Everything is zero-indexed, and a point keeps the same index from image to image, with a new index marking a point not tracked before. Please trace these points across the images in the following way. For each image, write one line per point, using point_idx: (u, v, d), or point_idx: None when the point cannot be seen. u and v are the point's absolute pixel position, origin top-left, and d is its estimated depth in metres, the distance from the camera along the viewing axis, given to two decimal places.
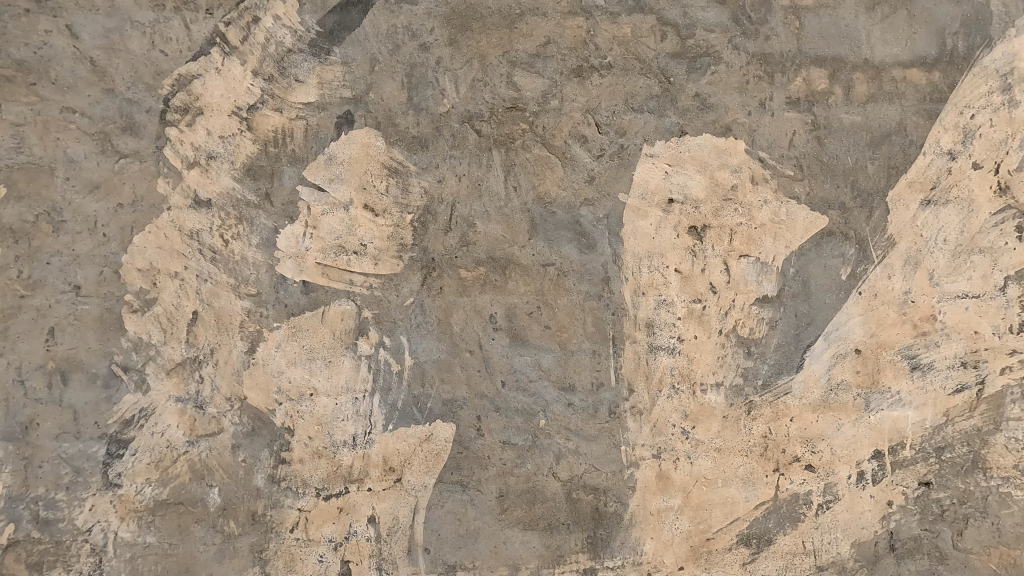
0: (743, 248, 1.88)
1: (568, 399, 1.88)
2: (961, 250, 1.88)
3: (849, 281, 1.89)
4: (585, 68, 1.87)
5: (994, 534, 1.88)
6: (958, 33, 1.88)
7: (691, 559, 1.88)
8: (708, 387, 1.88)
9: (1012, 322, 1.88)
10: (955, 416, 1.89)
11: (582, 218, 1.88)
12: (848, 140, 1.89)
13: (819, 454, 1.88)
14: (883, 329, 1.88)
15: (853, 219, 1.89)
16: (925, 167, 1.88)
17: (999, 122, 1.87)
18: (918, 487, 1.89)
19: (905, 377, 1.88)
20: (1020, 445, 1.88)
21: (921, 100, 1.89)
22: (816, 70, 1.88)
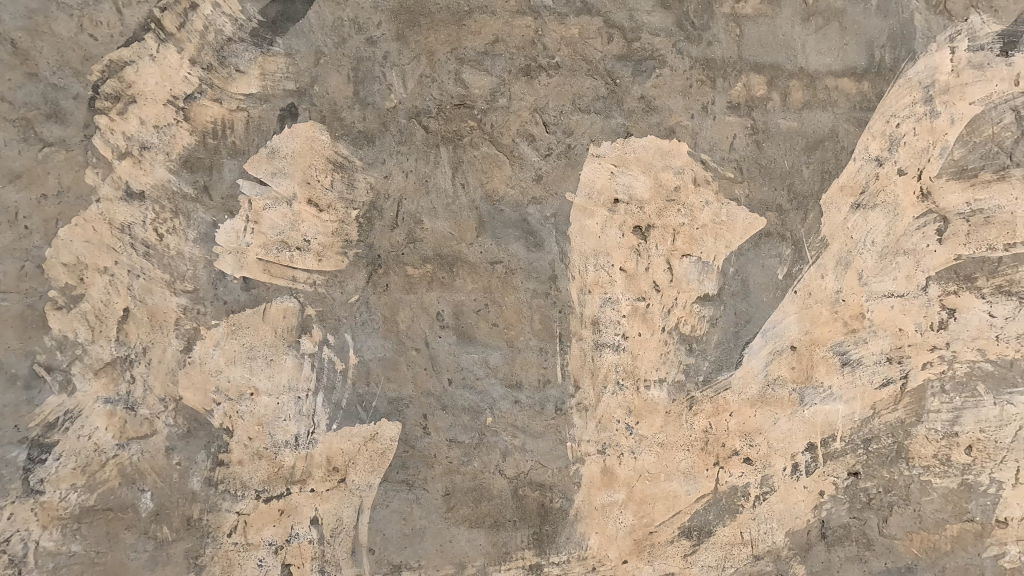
0: (685, 248, 1.93)
1: (515, 396, 1.89)
2: (887, 251, 1.98)
3: (785, 281, 1.97)
4: (533, 67, 1.88)
5: (916, 520, 2.00)
6: (885, 45, 1.98)
7: (635, 552, 1.92)
8: (652, 383, 1.93)
9: (932, 320, 2.00)
10: (882, 409, 1.99)
11: (529, 216, 1.89)
12: (785, 144, 1.96)
13: (756, 448, 1.95)
14: (816, 326, 1.97)
15: (789, 221, 1.97)
16: (855, 172, 1.98)
17: (921, 131, 1.99)
18: (848, 477, 1.99)
19: (837, 372, 1.97)
20: (939, 435, 2.01)
21: (852, 108, 1.98)
22: (755, 76, 1.95)
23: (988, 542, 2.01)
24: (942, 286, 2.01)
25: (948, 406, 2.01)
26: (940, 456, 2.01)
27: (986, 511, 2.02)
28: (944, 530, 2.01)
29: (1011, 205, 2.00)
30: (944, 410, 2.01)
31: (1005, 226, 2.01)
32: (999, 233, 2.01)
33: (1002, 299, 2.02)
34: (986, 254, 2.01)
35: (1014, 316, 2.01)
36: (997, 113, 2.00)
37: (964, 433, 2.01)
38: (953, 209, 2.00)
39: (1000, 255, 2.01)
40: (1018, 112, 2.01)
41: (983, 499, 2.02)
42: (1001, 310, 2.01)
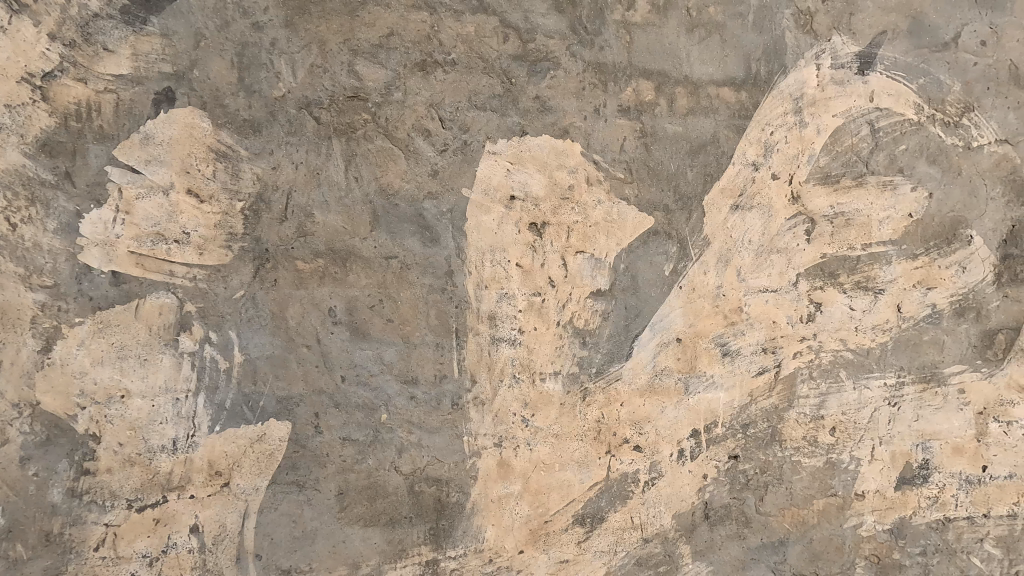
0: (579, 245, 2.01)
1: (411, 392, 1.89)
2: (763, 250, 2.15)
3: (671, 277, 2.09)
4: (429, 63, 1.88)
5: (788, 497, 2.19)
6: (761, 59, 2.14)
7: (531, 542, 1.97)
8: (547, 376, 1.98)
9: (802, 313, 2.19)
10: (758, 395, 2.16)
11: (425, 212, 1.89)
12: (671, 148, 2.08)
13: (645, 435, 2.06)
14: (699, 319, 2.10)
15: (675, 220, 2.09)
16: (734, 176, 2.13)
17: (792, 140, 2.17)
18: (728, 460, 2.14)
19: (717, 362, 2.12)
20: (807, 419, 2.20)
21: (732, 116, 2.12)
22: (643, 82, 2.05)
23: (848, 514, 2.24)
24: (811, 282, 2.20)
25: (815, 391, 2.21)
26: (809, 438, 2.20)
27: (847, 486, 2.24)
28: (811, 505, 2.21)
29: (867, 209, 2.24)
30: (812, 395, 2.20)
31: (862, 228, 2.24)
32: (858, 234, 2.23)
33: (860, 294, 2.24)
34: (847, 253, 2.23)
35: (870, 310, 2.25)
36: (855, 125, 2.23)
37: (828, 415, 2.22)
38: (819, 211, 2.20)
39: (859, 254, 2.24)
40: (872, 125, 2.24)
41: (845, 475, 2.24)
42: (860, 304, 2.24)
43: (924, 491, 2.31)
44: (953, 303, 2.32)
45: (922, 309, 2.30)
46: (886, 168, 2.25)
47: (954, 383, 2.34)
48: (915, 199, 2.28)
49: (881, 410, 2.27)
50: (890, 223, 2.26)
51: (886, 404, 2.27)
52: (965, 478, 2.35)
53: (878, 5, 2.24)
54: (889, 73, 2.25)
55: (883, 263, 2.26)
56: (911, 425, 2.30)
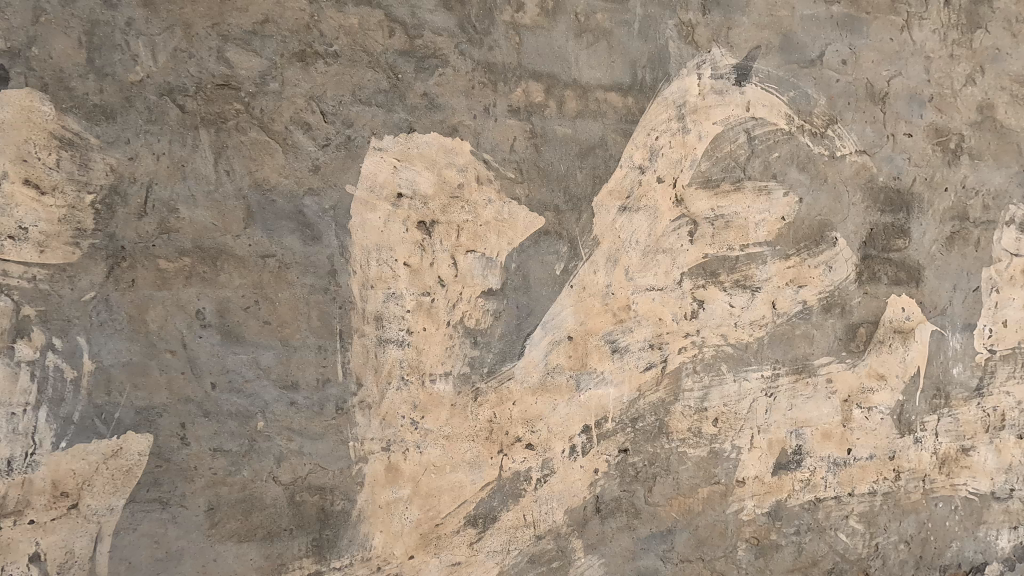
0: (469, 244, 2.00)
1: (290, 398, 1.79)
2: (649, 250, 2.24)
3: (562, 276, 2.12)
4: (309, 53, 1.81)
5: (675, 487, 2.28)
6: (646, 66, 2.23)
7: (421, 547, 1.94)
8: (437, 376, 1.96)
9: (686, 310, 2.30)
10: (646, 390, 2.24)
11: (306, 208, 1.81)
12: (561, 150, 2.12)
13: (537, 433, 2.09)
14: (590, 318, 2.16)
15: (565, 220, 2.12)
16: (622, 178, 2.20)
17: (676, 145, 2.27)
18: (618, 454, 2.20)
19: (607, 358, 2.18)
20: (692, 411, 2.31)
21: (619, 120, 2.19)
22: (533, 84, 2.08)
23: (730, 500, 2.37)
24: (694, 280, 2.32)
25: (698, 384, 2.32)
26: (693, 429, 2.31)
27: (729, 474, 2.37)
28: (696, 493, 2.32)
29: (744, 212, 2.38)
30: (696, 388, 2.32)
31: (740, 229, 2.38)
32: (736, 236, 2.38)
33: (739, 291, 2.39)
34: (726, 253, 2.36)
35: (748, 306, 2.40)
36: (733, 133, 2.37)
37: (711, 407, 2.34)
38: (701, 214, 2.32)
39: (737, 254, 2.38)
40: (749, 133, 2.39)
41: (727, 463, 2.37)
42: (738, 301, 2.38)
43: (798, 475, 2.49)
44: (821, 300, 2.52)
45: (794, 305, 2.48)
46: (762, 174, 2.41)
47: (822, 373, 2.53)
48: (787, 203, 2.46)
49: (759, 401, 2.42)
50: (764, 225, 2.42)
51: (764, 394, 2.43)
52: (833, 460, 2.55)
53: (753, 22, 2.40)
54: (764, 85, 2.41)
55: (759, 263, 2.41)
56: (786, 413, 2.47)
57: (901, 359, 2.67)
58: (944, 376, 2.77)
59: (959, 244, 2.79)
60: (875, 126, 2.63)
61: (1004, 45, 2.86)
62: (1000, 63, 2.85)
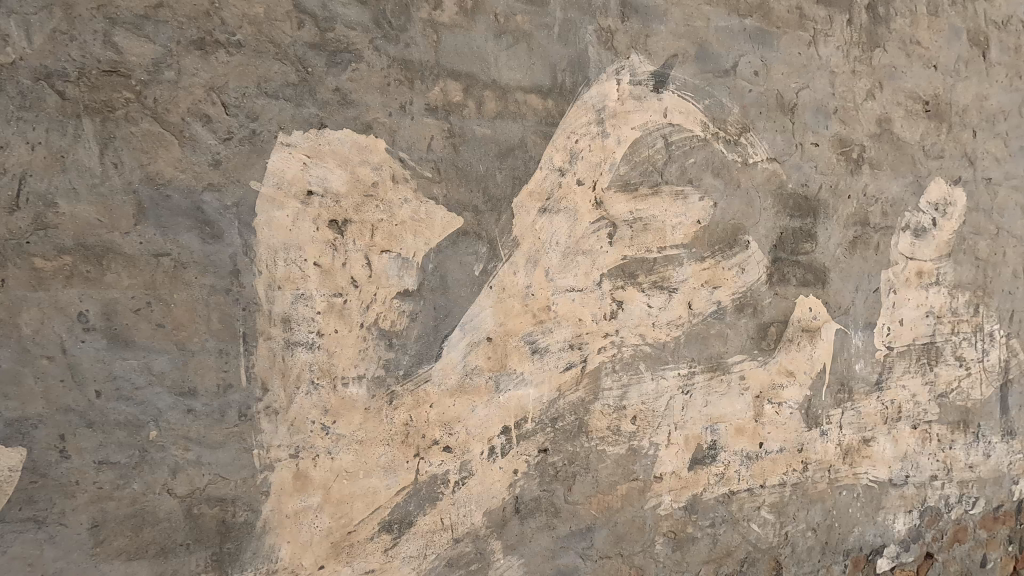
0: (384, 244, 1.96)
1: (187, 405, 1.70)
2: (569, 251, 2.27)
3: (481, 277, 2.11)
4: (209, 41, 1.72)
5: (594, 485, 2.32)
6: (566, 70, 2.26)
7: (332, 556, 1.88)
8: (349, 380, 1.90)
9: (605, 310, 2.34)
10: (566, 390, 2.27)
11: (205, 205, 1.71)
12: (480, 150, 2.11)
13: (455, 435, 2.07)
14: (509, 319, 2.16)
15: (484, 221, 2.12)
16: (542, 180, 2.22)
17: (595, 148, 2.31)
18: (538, 454, 2.22)
19: (527, 359, 2.19)
20: (611, 409, 2.36)
21: (539, 122, 2.21)
22: (451, 83, 2.06)
23: (648, 495, 2.43)
24: (613, 282, 2.36)
25: (617, 383, 2.37)
26: (612, 427, 2.36)
27: (647, 470, 2.43)
28: (615, 490, 2.37)
29: (662, 215, 2.45)
30: (615, 387, 2.37)
31: (658, 232, 2.45)
32: (654, 238, 2.44)
33: (657, 292, 2.45)
34: (645, 255, 2.43)
35: (665, 307, 2.47)
36: (651, 138, 2.43)
37: (630, 405, 2.40)
38: (620, 216, 2.37)
39: (655, 256, 2.45)
40: (666, 139, 2.46)
41: (646, 460, 2.43)
42: (656, 301, 2.45)
43: (713, 469, 2.59)
44: (734, 300, 2.63)
45: (709, 305, 2.57)
46: (678, 179, 2.49)
47: (736, 370, 2.64)
48: (702, 207, 2.55)
49: (676, 398, 2.49)
50: (681, 228, 2.50)
51: (680, 392, 2.51)
52: (746, 454, 2.67)
53: (670, 31, 2.47)
54: (681, 93, 2.50)
55: (676, 265, 2.49)
56: (702, 410, 2.56)
57: (808, 356, 2.82)
58: (848, 372, 2.95)
59: (861, 248, 2.98)
60: (785, 136, 2.76)
61: (900, 64, 3.11)
62: (897, 80, 3.10)
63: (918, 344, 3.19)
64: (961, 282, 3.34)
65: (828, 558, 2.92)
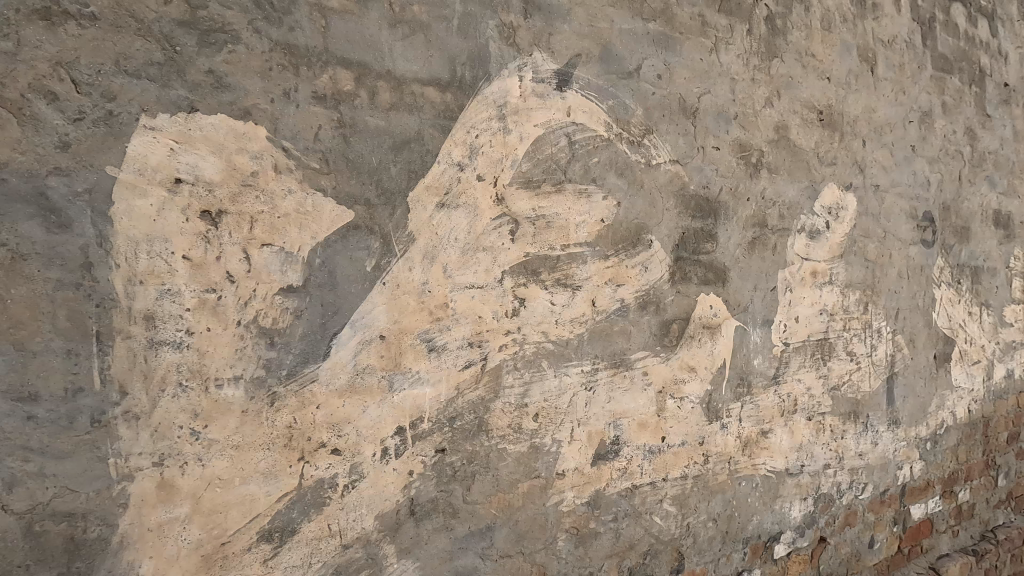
0: (265, 237, 1.85)
1: (28, 411, 1.55)
2: (469, 248, 2.23)
3: (374, 273, 2.04)
4: (55, 12, 1.56)
5: (494, 484, 2.30)
6: (465, 64, 2.22)
7: (203, 569, 1.78)
8: (224, 382, 1.79)
9: (506, 308, 2.32)
10: (465, 388, 2.23)
11: (51, 191, 1.56)
12: (372, 142, 2.04)
13: (344, 438, 2.00)
14: (404, 316, 2.10)
15: (377, 215, 2.05)
16: (440, 175, 2.17)
17: (496, 144, 2.29)
18: (435, 454, 2.17)
19: (423, 357, 2.14)
20: (512, 407, 2.34)
21: (436, 116, 2.16)
22: (341, 71, 1.98)
23: (550, 492, 2.44)
24: (515, 279, 2.35)
25: (519, 381, 2.36)
26: (513, 425, 2.35)
27: (549, 467, 2.44)
28: (516, 488, 2.36)
29: (565, 213, 2.46)
30: (516, 385, 2.35)
31: (561, 230, 2.46)
32: (557, 236, 2.45)
33: (560, 290, 2.46)
34: (547, 252, 2.43)
35: (568, 304, 2.48)
36: (554, 136, 2.44)
37: (532, 403, 2.39)
38: (522, 213, 2.36)
39: (558, 254, 2.45)
40: (569, 137, 2.48)
41: (547, 457, 2.43)
42: (559, 299, 2.46)
43: (615, 464, 2.63)
44: (637, 298, 2.68)
45: (613, 303, 2.61)
46: (582, 177, 2.51)
47: (639, 367, 2.70)
48: (606, 206, 2.58)
49: (578, 395, 2.51)
50: (585, 227, 2.52)
51: (583, 389, 2.53)
52: (648, 449, 2.73)
53: (574, 30, 2.49)
54: (584, 92, 2.52)
55: (579, 263, 2.51)
56: (605, 406, 2.60)
57: (709, 352, 2.92)
58: (747, 367, 3.08)
59: (759, 249, 3.12)
60: (688, 138, 2.85)
61: (796, 75, 3.28)
62: (793, 89, 3.27)
63: (812, 340, 3.37)
64: (852, 281, 3.57)
65: (728, 547, 3.03)
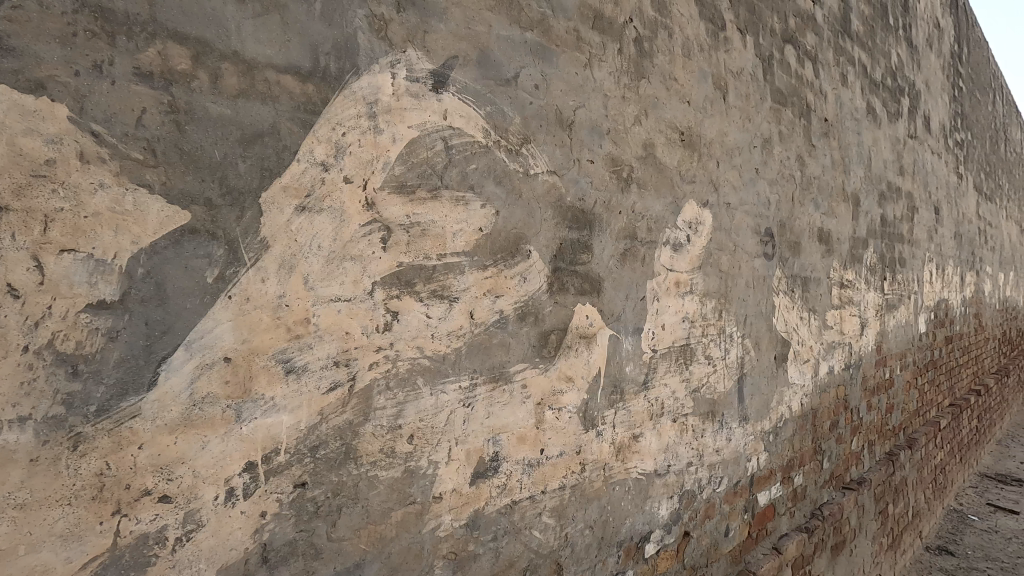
0: (66, 241, 1.51)
1: None
2: (335, 256, 2.01)
3: (216, 285, 1.76)
4: None
5: (363, 516, 2.09)
6: (330, 53, 2.01)
7: None
8: (3, 425, 1.41)
9: (378, 322, 2.14)
10: (329, 413, 2.01)
11: None
12: (215, 132, 1.75)
13: (176, 481, 1.68)
14: (256, 335, 1.83)
15: (221, 218, 1.77)
16: (299, 174, 1.93)
17: (366, 144, 2.11)
18: (294, 490, 1.92)
19: (279, 381, 1.89)
20: (384, 430, 2.15)
21: (295, 108, 1.92)
22: (174, 47, 1.68)
23: (426, 518, 2.28)
24: (386, 290, 2.16)
25: (392, 401, 2.18)
26: (386, 449, 2.16)
27: (425, 491, 2.28)
28: (389, 518, 2.16)
29: (441, 221, 2.34)
30: (389, 406, 2.17)
31: (437, 238, 2.33)
32: (433, 244, 2.32)
33: (436, 302, 2.32)
34: (422, 262, 2.28)
35: (445, 317, 2.35)
36: (430, 139, 2.30)
37: (406, 424, 2.22)
38: (395, 220, 2.19)
39: (434, 264, 2.32)
40: (446, 142, 2.36)
41: (423, 480, 2.27)
42: (435, 311, 2.32)
43: (494, 481, 2.54)
44: (516, 309, 2.63)
45: (491, 314, 2.53)
46: (459, 184, 2.41)
47: (517, 379, 2.65)
48: (484, 215, 2.50)
49: (456, 413, 2.39)
50: (462, 235, 2.42)
51: (461, 406, 2.41)
52: (527, 462, 2.68)
53: (450, 31, 2.38)
54: (461, 96, 2.42)
55: (456, 273, 2.40)
56: (484, 422, 2.50)
57: (585, 362, 2.96)
58: (620, 374, 3.18)
59: (630, 260, 3.24)
60: (564, 150, 2.87)
61: (661, 96, 3.48)
62: (659, 110, 3.46)
63: (676, 346, 3.58)
64: (709, 291, 3.86)
65: (604, 552, 3.08)
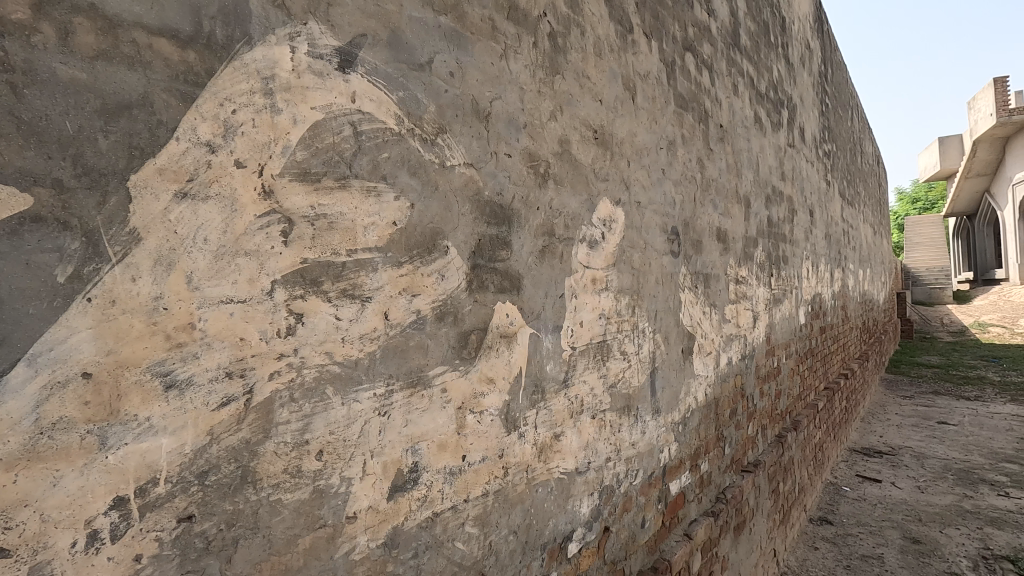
0: None
1: None
2: (225, 251, 1.75)
3: (68, 286, 1.45)
4: None
5: (266, 546, 1.84)
6: (216, 18, 1.74)
7: None
8: None
9: (279, 326, 1.89)
10: (221, 432, 1.74)
11: None
12: (66, 99, 1.46)
13: (18, 529, 1.36)
14: (125, 344, 1.54)
15: (75, 204, 1.47)
16: (179, 155, 1.66)
17: (261, 125, 1.86)
18: (178, 525, 1.63)
19: (157, 399, 1.60)
20: (289, 448, 1.91)
21: (173, 78, 1.65)
22: None
23: (339, 542, 2.05)
24: (289, 290, 1.92)
25: (297, 414, 1.93)
26: (291, 469, 1.91)
27: (338, 511, 2.06)
28: (295, 547, 1.92)
29: (351, 214, 2.13)
30: (294, 420, 1.92)
31: (346, 233, 2.12)
32: (341, 239, 2.10)
33: (346, 303, 2.10)
34: (330, 259, 2.06)
35: (356, 319, 2.14)
36: (336, 124, 2.09)
37: (315, 440, 1.98)
38: (298, 211, 1.96)
39: (344, 260, 2.10)
40: (355, 127, 2.15)
41: (335, 500, 2.05)
42: (346, 313, 2.10)
43: (414, 494, 2.36)
44: (434, 309, 2.47)
45: (408, 315, 2.35)
46: (370, 173, 2.21)
47: (437, 384, 2.49)
48: (397, 207, 2.32)
49: (371, 422, 2.18)
50: (374, 230, 2.22)
51: (377, 415, 2.21)
52: (449, 470, 2.53)
53: (358, 6, 2.18)
54: (370, 79, 2.23)
55: (369, 271, 2.19)
56: (402, 431, 2.31)
57: (505, 362, 2.86)
58: (540, 373, 3.12)
59: (548, 257, 3.19)
60: (481, 141, 2.76)
61: (575, 93, 3.47)
62: (573, 106, 3.45)
63: (594, 343, 3.60)
64: (622, 287, 3.92)
65: (529, 556, 2.99)
